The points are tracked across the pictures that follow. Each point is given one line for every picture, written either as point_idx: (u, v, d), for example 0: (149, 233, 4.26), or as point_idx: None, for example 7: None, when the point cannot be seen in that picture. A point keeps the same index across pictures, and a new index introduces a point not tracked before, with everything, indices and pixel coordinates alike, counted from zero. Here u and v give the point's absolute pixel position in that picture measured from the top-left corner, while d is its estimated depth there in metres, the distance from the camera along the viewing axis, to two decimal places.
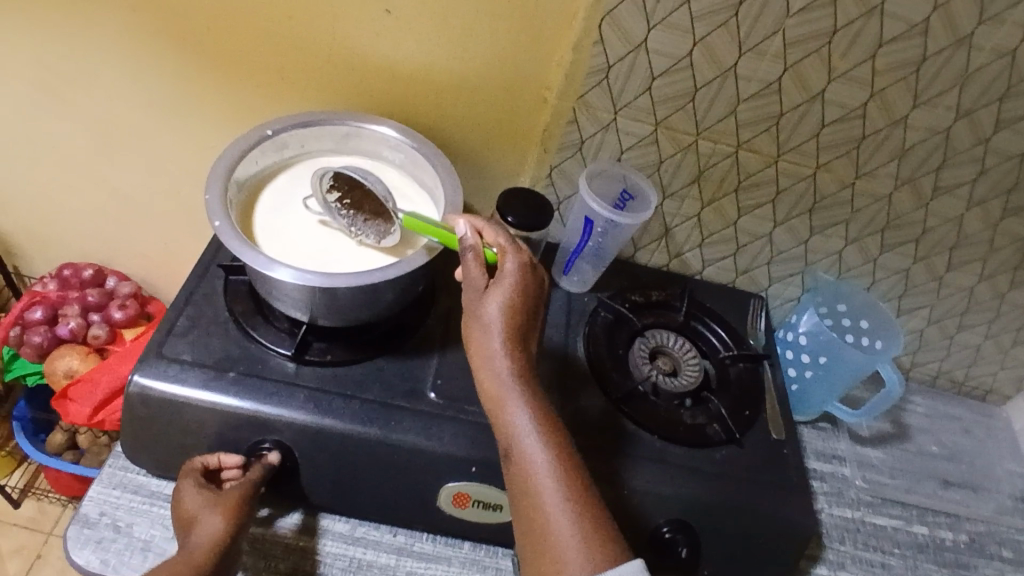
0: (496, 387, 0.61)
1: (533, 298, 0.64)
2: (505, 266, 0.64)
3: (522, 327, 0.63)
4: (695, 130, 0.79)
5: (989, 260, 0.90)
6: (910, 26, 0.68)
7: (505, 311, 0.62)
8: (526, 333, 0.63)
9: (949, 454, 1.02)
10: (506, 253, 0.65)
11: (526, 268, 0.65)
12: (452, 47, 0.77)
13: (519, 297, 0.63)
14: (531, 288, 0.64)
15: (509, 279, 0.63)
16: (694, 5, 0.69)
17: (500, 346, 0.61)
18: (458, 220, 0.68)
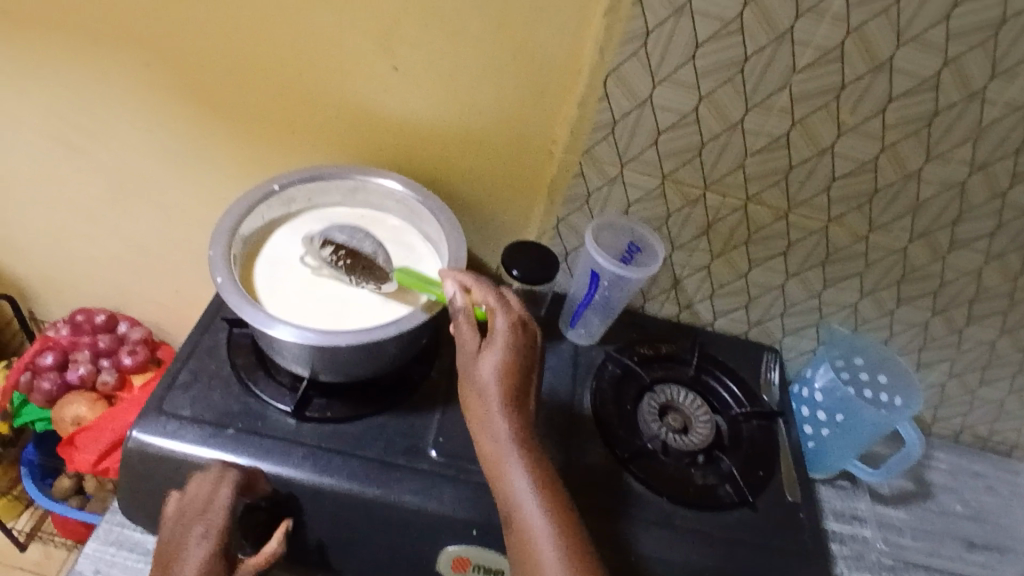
0: (494, 453, 0.59)
1: (527, 355, 0.63)
2: (494, 324, 0.63)
3: (518, 386, 0.61)
4: (703, 183, 0.79)
5: (1011, 314, 0.87)
6: (920, 81, 0.67)
7: (500, 372, 0.61)
8: (523, 391, 0.62)
9: (974, 515, 0.97)
10: (495, 311, 0.63)
11: (516, 325, 0.63)
12: (457, 102, 0.77)
13: (512, 357, 0.61)
14: (524, 345, 0.63)
15: (500, 338, 0.62)
16: (699, 62, 0.68)
17: (495, 408, 0.60)
18: (445, 277, 0.67)
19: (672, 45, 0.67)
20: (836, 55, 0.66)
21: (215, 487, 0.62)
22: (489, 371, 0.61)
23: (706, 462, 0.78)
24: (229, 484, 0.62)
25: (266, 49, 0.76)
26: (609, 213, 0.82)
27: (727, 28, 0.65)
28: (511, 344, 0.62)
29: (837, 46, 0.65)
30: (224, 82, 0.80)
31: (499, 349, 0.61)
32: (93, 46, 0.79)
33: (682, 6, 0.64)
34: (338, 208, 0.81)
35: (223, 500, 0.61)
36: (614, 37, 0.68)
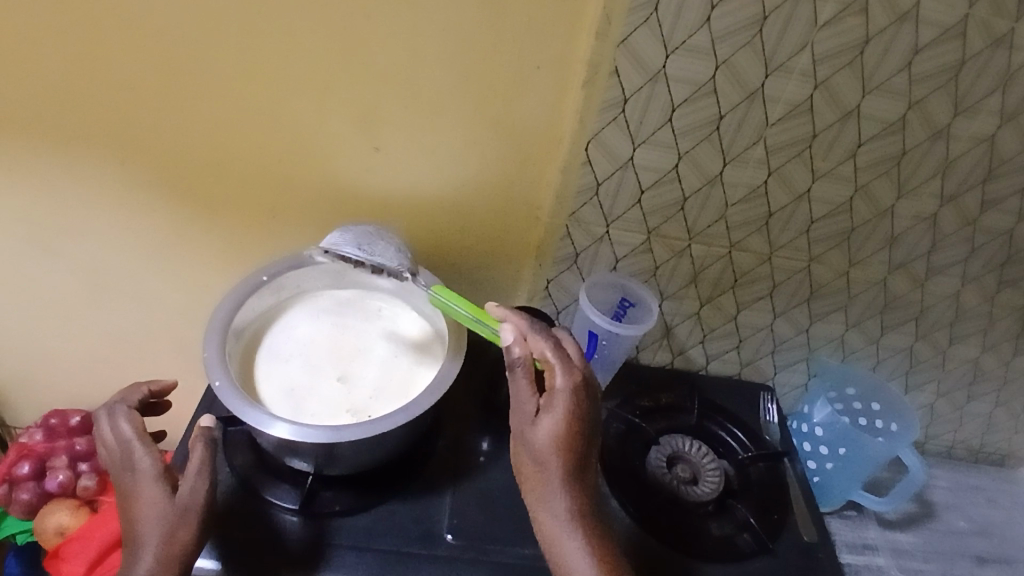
0: (548, 520, 0.61)
1: (586, 416, 0.62)
2: (555, 387, 0.62)
3: (577, 449, 0.62)
4: (687, 234, 0.80)
5: (991, 331, 0.90)
6: (887, 125, 0.70)
7: (560, 437, 0.61)
8: (581, 451, 0.62)
9: (979, 529, 0.99)
10: (558, 370, 0.62)
11: (577, 384, 0.62)
12: (440, 176, 0.78)
13: (573, 420, 0.61)
14: (583, 406, 0.62)
15: (559, 403, 0.61)
16: (676, 123, 0.70)
17: (553, 472, 0.61)
18: (505, 323, 0.65)
19: (649, 110, 0.69)
20: (806, 107, 0.68)
21: (115, 427, 0.67)
22: (549, 434, 0.61)
23: (721, 511, 0.78)
24: (123, 418, 0.67)
25: (245, 139, 0.76)
26: (598, 274, 0.83)
27: (700, 90, 0.67)
28: (572, 406, 0.61)
29: (807, 99, 0.68)
30: (201, 173, 0.79)
31: (559, 414, 0.61)
32: (62, 148, 0.78)
33: (656, 74, 0.66)
34: (338, 290, 0.80)
35: (127, 431, 0.66)
36: (593, 105, 0.70)
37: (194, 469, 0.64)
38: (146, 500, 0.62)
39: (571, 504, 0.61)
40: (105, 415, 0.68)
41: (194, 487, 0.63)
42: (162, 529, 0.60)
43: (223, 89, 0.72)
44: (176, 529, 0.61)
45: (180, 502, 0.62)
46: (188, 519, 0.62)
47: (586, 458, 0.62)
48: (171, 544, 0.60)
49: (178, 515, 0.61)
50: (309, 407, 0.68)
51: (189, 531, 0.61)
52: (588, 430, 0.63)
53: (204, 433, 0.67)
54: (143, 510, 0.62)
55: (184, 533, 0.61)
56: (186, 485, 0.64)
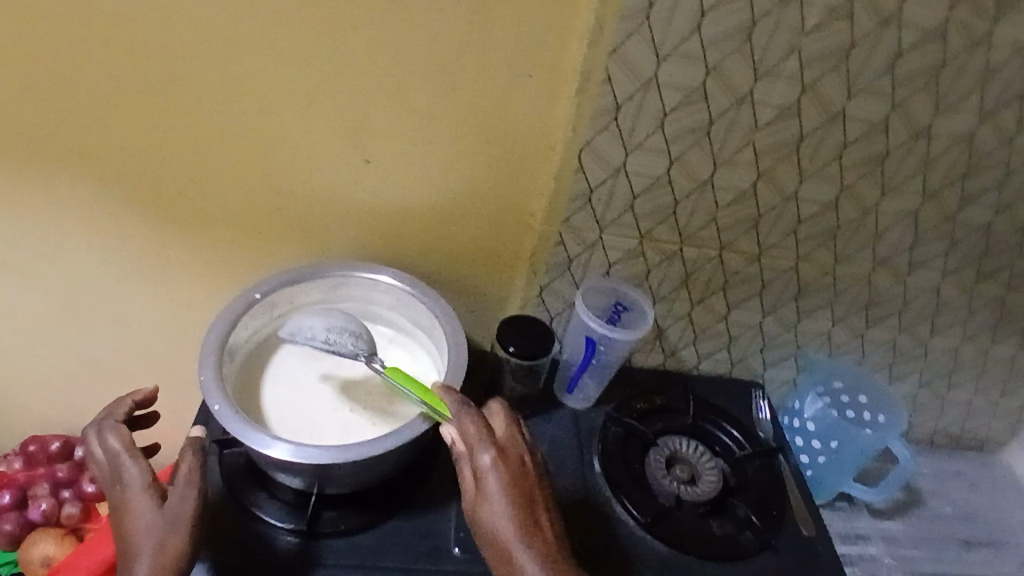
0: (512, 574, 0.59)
1: (507, 478, 0.61)
2: (482, 460, 0.62)
3: (515, 501, 0.61)
4: (679, 238, 0.81)
5: (969, 321, 0.93)
6: (870, 126, 0.72)
7: (504, 510, 0.60)
8: (520, 508, 0.60)
9: (963, 514, 1.02)
10: (477, 446, 0.62)
11: (492, 461, 0.62)
12: (431, 186, 0.77)
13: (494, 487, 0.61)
14: (506, 472, 0.62)
15: (492, 471, 0.61)
16: (667, 129, 0.70)
17: (511, 536, 0.59)
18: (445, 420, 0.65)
19: (642, 115, 0.69)
20: (794, 110, 0.70)
21: (103, 442, 0.65)
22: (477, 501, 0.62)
23: (722, 510, 0.79)
24: (111, 433, 0.65)
25: (232, 154, 0.75)
26: (597, 281, 0.83)
27: (691, 96, 0.68)
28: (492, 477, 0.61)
29: (794, 103, 0.69)
30: (187, 190, 0.78)
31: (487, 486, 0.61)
32: (41, 166, 0.75)
33: (648, 81, 0.67)
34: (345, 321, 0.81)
35: (115, 445, 0.64)
36: (584, 113, 0.70)
37: (183, 478, 0.62)
38: (141, 512, 0.60)
39: (501, 521, 0.60)
40: (93, 431, 0.66)
41: (185, 496, 0.61)
42: (155, 541, 0.59)
43: (210, 104, 0.70)
44: (169, 539, 0.59)
45: (173, 512, 0.60)
46: (178, 529, 0.60)
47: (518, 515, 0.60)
48: (165, 555, 0.58)
49: (169, 525, 0.60)
50: (323, 428, 0.69)
51: (184, 539, 0.59)
52: (517, 493, 0.61)
53: (192, 441, 0.65)
54: (133, 523, 0.60)
55: (179, 541, 0.59)
56: (176, 494, 0.61)
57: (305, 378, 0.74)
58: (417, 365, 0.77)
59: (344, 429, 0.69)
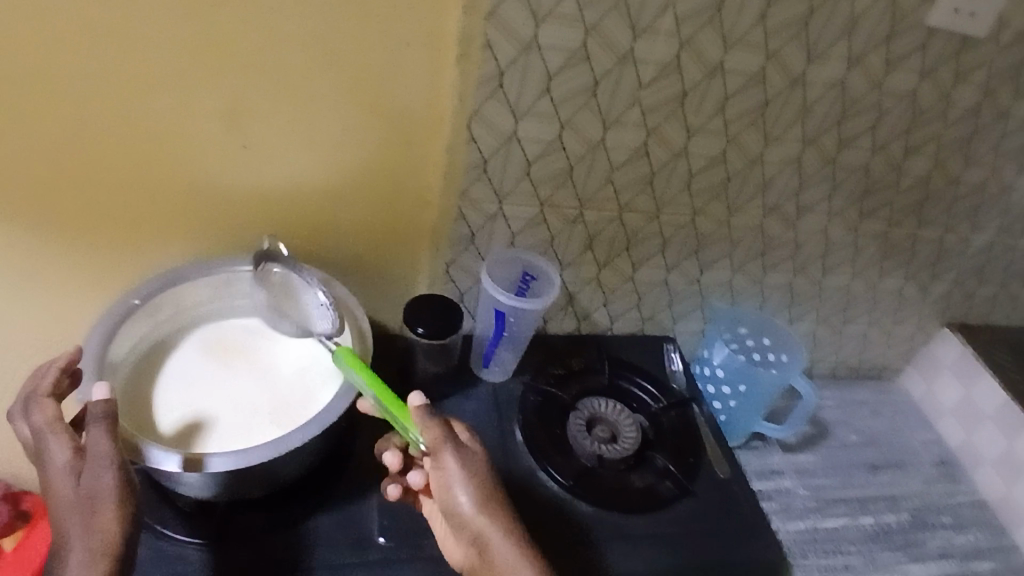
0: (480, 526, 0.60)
1: (474, 492, 0.61)
2: (462, 434, 0.65)
3: (485, 515, 0.60)
4: (578, 202, 0.81)
5: (857, 259, 0.98)
6: (748, 78, 0.74)
7: (482, 472, 0.62)
8: (490, 523, 0.60)
9: (867, 439, 1.10)
10: (445, 454, 0.61)
11: (459, 478, 0.61)
12: (319, 168, 0.74)
13: (457, 502, 0.61)
14: (472, 485, 0.61)
15: (472, 442, 0.65)
16: (554, 93, 0.70)
17: (484, 495, 0.61)
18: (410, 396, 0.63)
19: (527, 80, 0.68)
20: (674, 66, 0.71)
21: (26, 419, 0.60)
22: (449, 508, 0.62)
23: (641, 464, 0.82)
24: (33, 408, 0.59)
25: (97, 150, 0.69)
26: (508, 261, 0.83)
27: (574, 58, 0.68)
28: (460, 490, 0.61)
29: (674, 59, 0.70)
30: (49, 191, 0.71)
31: (453, 499, 0.61)
32: None
33: (529, 45, 0.66)
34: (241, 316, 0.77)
35: (39, 419, 0.59)
36: (468, 81, 0.68)
37: (93, 452, 0.55)
38: (59, 493, 0.55)
39: (474, 476, 0.61)
40: (20, 407, 0.61)
41: (99, 477, 0.54)
42: (78, 524, 0.53)
43: (63, 97, 0.65)
44: (93, 518, 0.53)
45: (89, 490, 0.54)
46: (100, 507, 0.53)
47: (489, 532, 0.60)
48: (94, 535, 0.52)
49: (88, 504, 0.53)
50: (227, 427, 0.66)
51: (111, 520, 0.53)
52: (483, 508, 0.60)
53: (96, 412, 0.57)
54: (56, 504, 0.55)
55: (104, 521, 0.53)
56: (88, 468, 0.55)
57: (203, 377, 0.70)
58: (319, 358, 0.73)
59: (248, 431, 0.66)
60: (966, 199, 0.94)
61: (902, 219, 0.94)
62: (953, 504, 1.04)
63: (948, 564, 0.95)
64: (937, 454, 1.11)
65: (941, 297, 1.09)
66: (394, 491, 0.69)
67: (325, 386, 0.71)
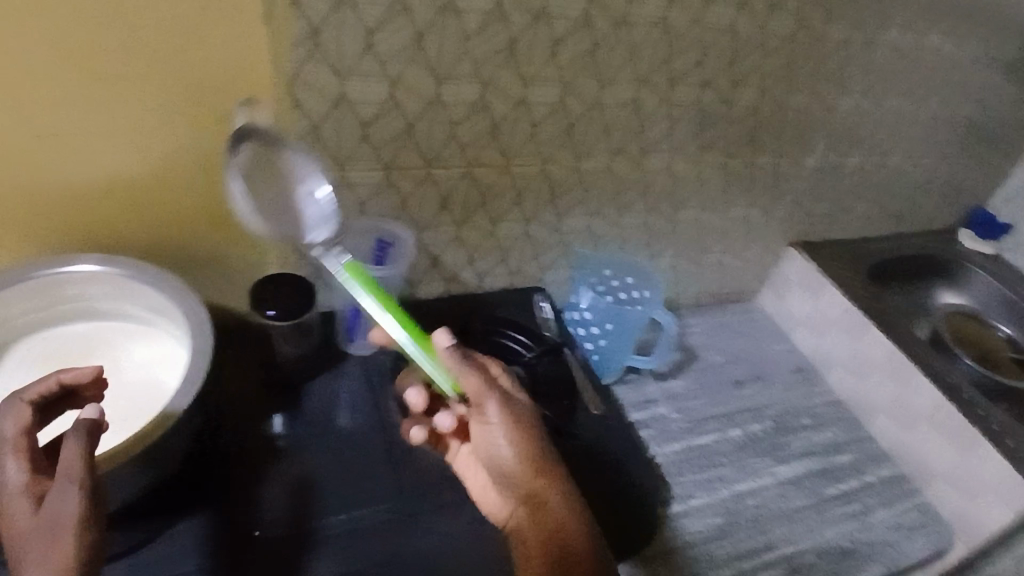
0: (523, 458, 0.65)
1: (512, 437, 0.65)
2: (501, 376, 0.70)
3: (526, 460, 0.65)
4: (424, 163, 0.79)
5: (703, 192, 1.03)
6: (573, 21, 0.74)
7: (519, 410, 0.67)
8: (530, 464, 0.64)
9: (731, 359, 1.18)
10: (488, 406, 0.65)
11: (519, 415, 0.66)
12: (130, 152, 0.67)
13: (501, 451, 0.66)
14: (513, 430, 0.65)
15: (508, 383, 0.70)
16: (378, 50, 0.67)
17: (525, 428, 0.66)
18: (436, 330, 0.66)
19: (346, 38, 0.65)
20: (497, 14, 0.70)
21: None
22: (495, 453, 0.67)
23: None
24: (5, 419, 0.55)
25: None
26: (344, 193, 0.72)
27: (391, 11, 0.65)
28: (501, 438, 0.66)
29: (496, 7, 0.69)
30: None
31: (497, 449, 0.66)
32: None
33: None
34: (68, 328, 0.72)
35: (9, 434, 0.54)
36: (281, 44, 0.64)
37: (63, 470, 0.49)
38: (19, 516, 0.48)
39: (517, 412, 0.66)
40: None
41: (67, 499, 0.48)
42: (29, 552, 0.45)
43: None
44: (46, 547, 0.45)
45: (53, 512, 0.47)
46: (59, 533, 0.46)
47: (530, 473, 0.64)
48: (43, 565, 0.45)
49: (50, 528, 0.46)
50: None
51: (68, 549, 0.46)
52: (522, 452, 0.65)
53: (77, 426, 0.51)
54: (11, 530, 0.48)
55: (60, 550, 0.45)
56: (56, 487, 0.48)
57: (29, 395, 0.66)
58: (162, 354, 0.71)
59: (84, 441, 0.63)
60: (792, 125, 1.01)
61: (739, 149, 1.00)
62: (811, 406, 1.14)
63: (809, 460, 1.04)
64: (792, 363, 1.22)
65: (783, 219, 1.17)
66: (418, 435, 0.74)
67: (169, 382, 0.68)
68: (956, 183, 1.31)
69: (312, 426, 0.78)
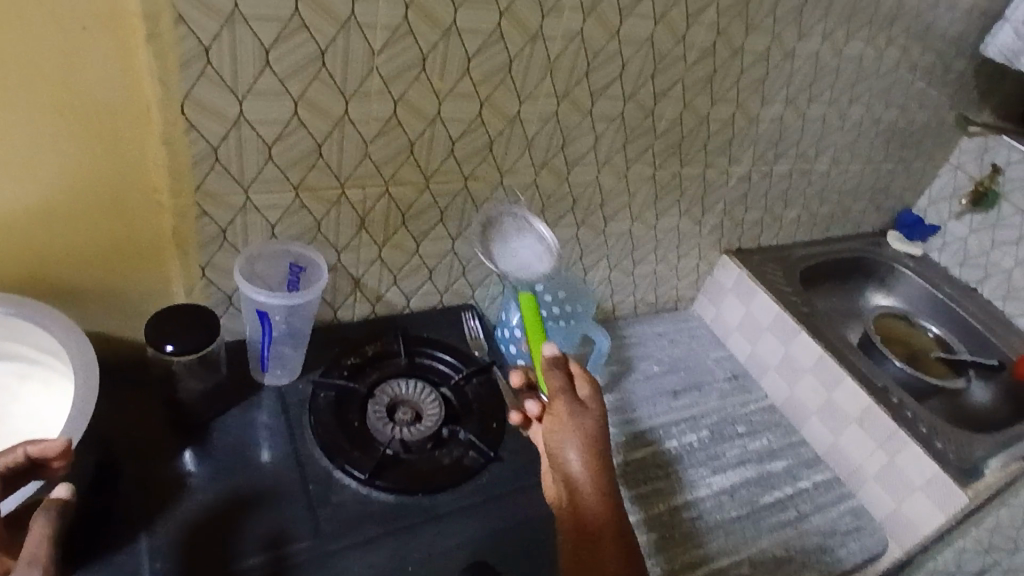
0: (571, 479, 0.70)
1: (585, 444, 0.69)
2: (582, 392, 0.72)
3: (590, 474, 0.69)
4: (337, 182, 0.76)
5: (633, 202, 1.03)
6: (486, 36, 0.72)
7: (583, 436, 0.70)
8: (597, 476, 0.68)
9: (668, 368, 1.18)
10: (558, 406, 0.71)
11: (596, 419, 0.70)
12: (13, 181, 0.63)
13: (570, 453, 0.70)
14: (585, 440, 0.69)
15: (586, 403, 0.71)
16: (277, 68, 0.64)
17: (577, 455, 0.70)
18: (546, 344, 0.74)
19: (239, 55, 0.62)
20: (405, 30, 0.67)
21: None
22: (561, 463, 0.71)
23: (446, 440, 0.80)
24: None
25: None
26: (536, 224, 0.90)
27: (289, 28, 0.62)
28: (573, 444, 0.70)
29: (403, 22, 0.66)
30: None
31: (567, 453, 0.70)
32: None
33: (230, 16, 0.59)
34: None
35: None
36: (168, 63, 0.60)
37: (26, 549, 0.49)
38: None
39: (577, 439, 0.69)
40: None
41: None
42: None
43: None
44: None
45: None
46: None
47: (591, 484, 0.68)
48: None
49: None
50: None
51: None
52: (590, 460, 0.69)
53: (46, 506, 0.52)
54: None
55: None
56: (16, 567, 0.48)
57: None
58: (58, 392, 0.68)
59: None
60: (718, 135, 1.01)
61: (666, 160, 1.00)
62: (746, 413, 1.14)
63: (744, 469, 1.04)
64: (730, 369, 1.22)
65: (715, 227, 1.18)
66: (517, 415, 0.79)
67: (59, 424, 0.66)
68: (883, 186, 1.34)
69: (225, 463, 0.73)
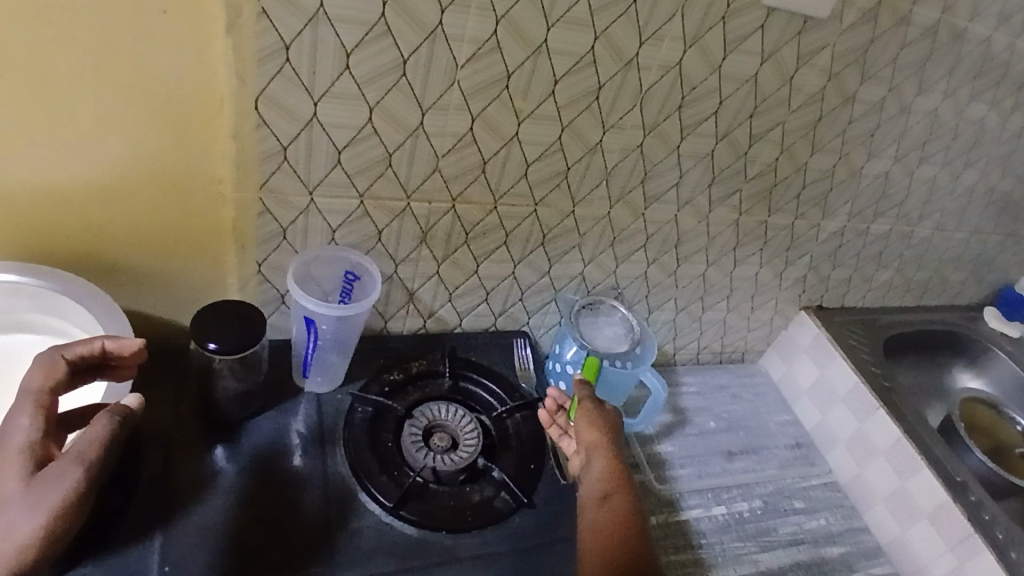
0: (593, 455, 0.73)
1: (610, 426, 0.75)
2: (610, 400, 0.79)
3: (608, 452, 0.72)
4: (404, 194, 0.73)
5: (711, 247, 0.96)
6: (578, 58, 0.67)
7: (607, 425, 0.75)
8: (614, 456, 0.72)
9: (727, 426, 1.10)
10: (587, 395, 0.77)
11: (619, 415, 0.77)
12: (80, 157, 0.63)
13: (593, 433, 0.74)
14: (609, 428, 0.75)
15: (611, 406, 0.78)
16: (356, 71, 0.61)
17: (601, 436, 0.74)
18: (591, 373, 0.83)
19: (319, 54, 0.59)
20: (492, 44, 0.64)
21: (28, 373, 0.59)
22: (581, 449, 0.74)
23: (479, 475, 0.76)
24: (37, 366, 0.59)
25: None
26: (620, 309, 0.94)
27: (373, 31, 0.59)
28: (598, 428, 0.74)
29: (491, 37, 0.63)
30: None
31: (589, 436, 0.74)
32: None
33: (315, 15, 0.57)
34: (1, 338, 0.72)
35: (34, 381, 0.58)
36: (247, 58, 0.58)
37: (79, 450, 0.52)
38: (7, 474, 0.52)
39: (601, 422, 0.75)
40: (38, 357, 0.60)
41: (6, 460, 0.53)
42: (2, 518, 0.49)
43: None
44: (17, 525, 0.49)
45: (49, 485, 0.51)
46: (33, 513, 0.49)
47: (610, 452, 0.72)
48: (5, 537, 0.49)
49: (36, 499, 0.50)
50: None
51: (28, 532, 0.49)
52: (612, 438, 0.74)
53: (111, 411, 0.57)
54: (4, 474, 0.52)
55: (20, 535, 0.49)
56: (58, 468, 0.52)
57: None
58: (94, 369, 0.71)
59: None
60: (814, 186, 0.93)
61: (752, 206, 0.92)
62: (805, 488, 1.05)
63: (796, 550, 0.96)
64: (794, 436, 1.13)
65: (797, 282, 1.09)
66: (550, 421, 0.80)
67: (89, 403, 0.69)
68: (987, 259, 1.22)
69: (251, 468, 0.71)
